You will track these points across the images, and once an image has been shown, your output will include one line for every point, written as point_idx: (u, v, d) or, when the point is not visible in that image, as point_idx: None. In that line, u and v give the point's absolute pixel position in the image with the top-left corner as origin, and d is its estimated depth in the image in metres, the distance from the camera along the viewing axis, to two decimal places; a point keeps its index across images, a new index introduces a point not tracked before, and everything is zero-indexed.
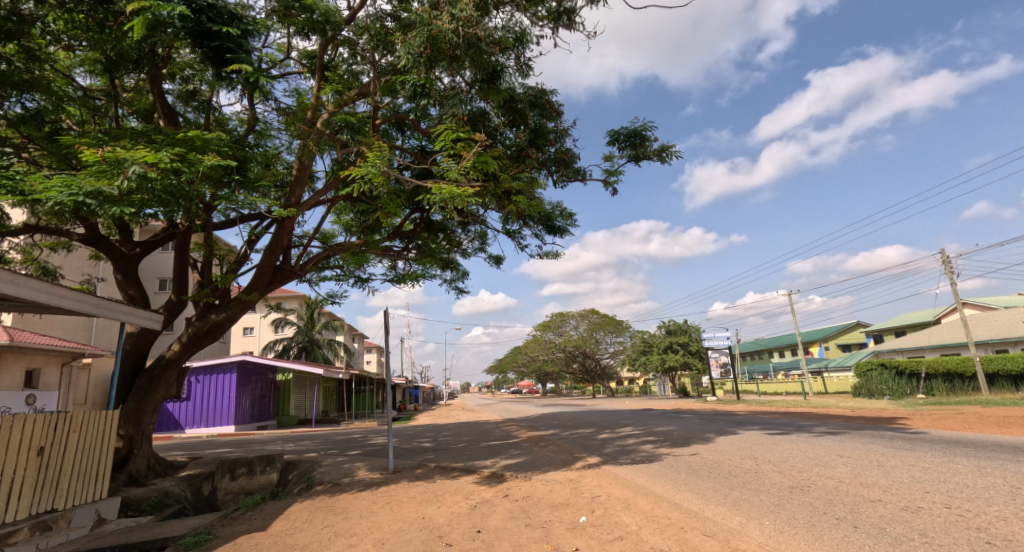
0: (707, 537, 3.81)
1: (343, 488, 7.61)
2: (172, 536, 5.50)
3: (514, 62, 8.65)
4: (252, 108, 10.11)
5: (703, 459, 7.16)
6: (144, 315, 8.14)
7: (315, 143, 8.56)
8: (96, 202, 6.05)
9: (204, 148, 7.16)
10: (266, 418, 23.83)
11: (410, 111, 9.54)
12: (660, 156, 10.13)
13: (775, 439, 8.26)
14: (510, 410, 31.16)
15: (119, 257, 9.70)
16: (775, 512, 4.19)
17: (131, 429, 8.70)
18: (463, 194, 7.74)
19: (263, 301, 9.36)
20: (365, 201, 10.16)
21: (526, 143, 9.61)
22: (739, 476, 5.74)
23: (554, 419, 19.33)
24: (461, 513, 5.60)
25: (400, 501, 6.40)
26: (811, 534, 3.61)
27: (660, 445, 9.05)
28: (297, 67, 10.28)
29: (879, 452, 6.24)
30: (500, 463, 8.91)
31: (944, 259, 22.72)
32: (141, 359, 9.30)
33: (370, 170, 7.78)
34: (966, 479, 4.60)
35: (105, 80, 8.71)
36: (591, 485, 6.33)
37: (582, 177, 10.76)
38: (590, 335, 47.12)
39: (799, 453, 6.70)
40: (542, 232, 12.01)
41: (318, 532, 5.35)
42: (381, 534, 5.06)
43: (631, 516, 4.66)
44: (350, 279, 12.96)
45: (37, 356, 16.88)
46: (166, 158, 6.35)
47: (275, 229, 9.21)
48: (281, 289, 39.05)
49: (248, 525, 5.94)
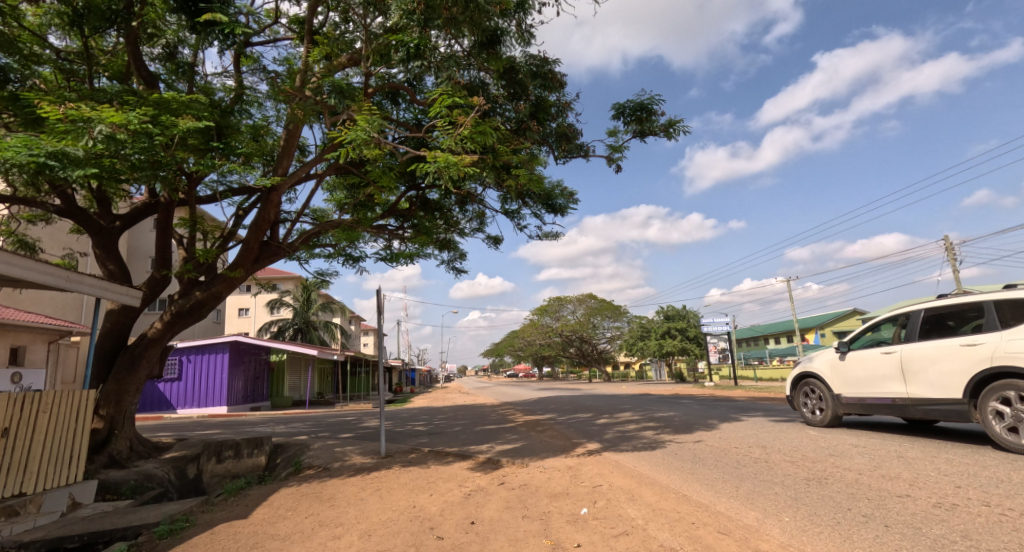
0: (722, 535, 3.47)
1: (333, 472, 7.32)
2: (147, 523, 5.19)
3: (515, 28, 8.23)
4: (238, 75, 9.62)
5: (709, 447, 6.79)
6: (122, 290, 7.71)
7: (302, 110, 8.01)
8: (60, 164, 5.59)
9: (181, 110, 6.69)
10: (259, 400, 23.62)
11: (404, 80, 9.16)
12: (668, 131, 9.67)
13: (782, 427, 7.89)
14: (509, 393, 31.07)
15: (98, 230, 9.23)
16: (794, 507, 3.86)
17: (112, 409, 8.36)
18: (460, 163, 7.18)
19: (249, 278, 8.94)
20: (357, 173, 9.69)
21: (527, 116, 9.17)
22: (749, 466, 5.40)
23: (549, 403, 19.11)
24: (454, 502, 5.30)
25: (390, 488, 6.08)
26: (838, 534, 3.26)
27: (662, 431, 8.78)
28: (286, 33, 9.77)
29: (897, 442, 5.85)
30: (496, 448, 8.62)
31: (949, 246, 22.61)
32: (123, 336, 8.91)
33: (359, 135, 7.35)
34: (998, 472, 4.22)
35: (80, 41, 8.26)
36: (592, 473, 6.02)
37: (585, 153, 10.30)
38: (588, 320, 46.56)
39: (811, 442, 6.35)
40: (542, 211, 11.62)
41: (301, 521, 5.01)
42: (368, 524, 4.74)
43: (636, 509, 4.35)
44: (341, 257, 12.35)
45: (22, 333, 16.49)
46: (137, 119, 5.85)
47: (261, 202, 8.78)
48: (276, 271, 38.53)
49: (229, 513, 5.61)
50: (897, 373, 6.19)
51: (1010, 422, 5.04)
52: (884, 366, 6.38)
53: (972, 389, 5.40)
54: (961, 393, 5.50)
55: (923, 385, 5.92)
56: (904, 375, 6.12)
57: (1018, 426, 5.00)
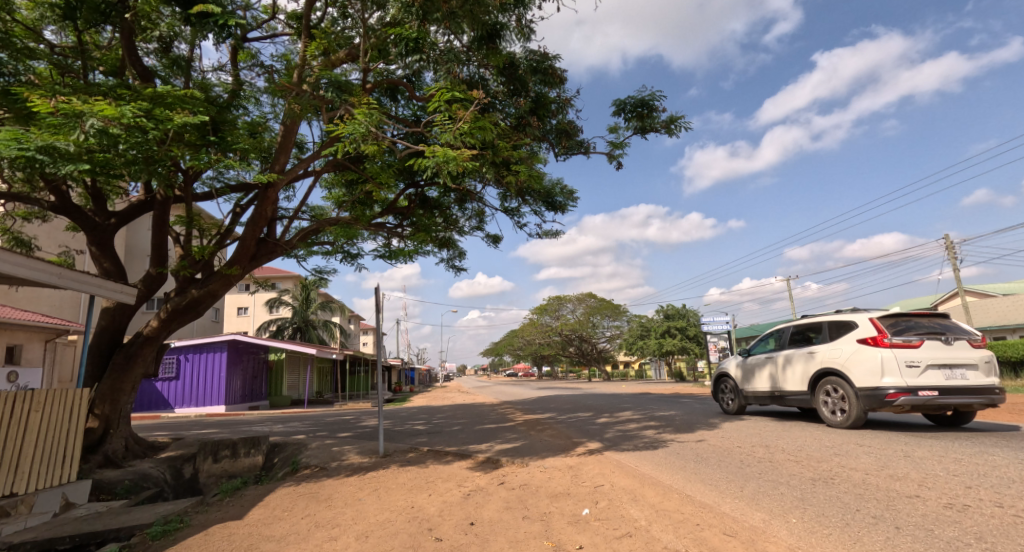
0: (728, 537, 3.38)
1: (330, 472, 7.22)
2: (140, 524, 5.09)
3: (515, 23, 8.14)
4: (235, 71, 9.50)
5: (711, 446, 6.70)
6: (116, 287, 7.59)
7: (299, 104, 7.91)
8: (50, 159, 5.54)
9: (175, 104, 6.60)
10: (257, 399, 23.49)
11: (403, 76, 9.05)
12: (669, 128, 9.57)
13: (785, 426, 7.80)
14: (509, 392, 30.99)
15: (93, 227, 9.13)
16: (801, 508, 3.77)
17: (108, 408, 8.26)
18: (459, 158, 7.08)
19: (246, 276, 8.85)
20: (356, 170, 9.58)
21: (527, 112, 9.06)
22: (753, 466, 5.31)
23: (549, 402, 19.02)
24: (453, 502, 5.20)
25: (388, 489, 5.98)
26: (847, 536, 3.18)
27: (663, 430, 8.68)
28: (283, 29, 9.67)
29: (903, 441, 5.75)
30: (496, 447, 8.52)
31: (949, 244, 22.59)
32: (119, 334, 8.81)
33: (356, 128, 7.25)
34: (1009, 472, 4.13)
35: (75, 36, 8.15)
36: (593, 472, 5.93)
37: (585, 149, 10.19)
38: (587, 319, 46.45)
39: (815, 441, 6.25)
40: (542, 209, 11.53)
41: (297, 522, 4.92)
42: (365, 525, 4.65)
43: (639, 509, 4.26)
44: (339, 255, 12.25)
45: (18, 332, 16.37)
46: (129, 112, 5.74)
47: (258, 199, 8.67)
48: (275, 270, 38.42)
49: (224, 513, 5.51)
50: (773, 373, 8.31)
51: (831, 407, 7.13)
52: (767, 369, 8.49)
53: (814, 383, 7.46)
54: (807, 387, 7.62)
55: (789, 382, 8.00)
56: (779, 376, 8.19)
57: (836, 409, 7.09)
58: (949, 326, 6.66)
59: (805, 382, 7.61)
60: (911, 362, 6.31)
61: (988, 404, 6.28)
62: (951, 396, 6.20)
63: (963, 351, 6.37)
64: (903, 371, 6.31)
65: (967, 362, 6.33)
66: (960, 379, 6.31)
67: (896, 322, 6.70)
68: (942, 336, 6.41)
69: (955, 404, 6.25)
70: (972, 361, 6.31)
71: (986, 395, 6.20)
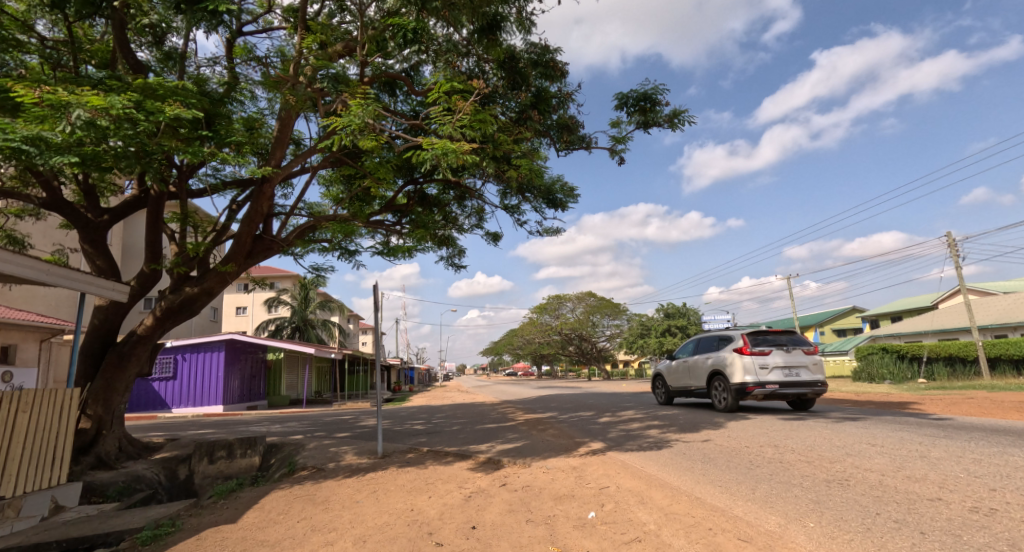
0: (743, 543, 3.22)
1: (328, 473, 7.05)
2: (130, 528, 4.91)
3: (515, 14, 7.98)
4: (230, 65, 9.31)
5: (718, 446, 6.55)
6: (107, 285, 7.39)
7: (294, 96, 7.73)
8: (36, 150, 5.33)
9: (166, 96, 6.44)
10: (256, 399, 23.28)
11: (402, 69, 8.85)
12: (672, 122, 9.40)
13: (792, 425, 7.65)
14: (509, 391, 30.82)
15: (85, 224, 8.93)
16: (818, 512, 3.61)
17: (100, 409, 8.08)
18: (459, 150, 6.91)
19: (241, 273, 8.65)
20: (354, 165, 9.39)
21: (528, 106, 8.86)
22: (763, 467, 5.15)
23: (550, 402, 18.84)
24: (454, 505, 5.04)
25: (387, 490, 5.82)
26: (871, 542, 3.01)
27: (667, 430, 8.50)
28: (279, 23, 9.48)
29: (915, 440, 5.60)
30: (497, 448, 8.35)
31: (951, 242, 22.50)
32: (112, 333, 8.63)
33: (353, 120, 7.06)
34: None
35: (66, 28, 7.97)
36: (597, 473, 5.77)
37: (587, 144, 10.03)
38: (587, 318, 46.21)
39: (825, 441, 6.09)
40: (542, 206, 11.38)
41: (293, 526, 4.75)
42: (363, 529, 4.48)
43: (648, 513, 4.09)
44: (337, 252, 12.07)
45: (12, 332, 16.17)
46: (118, 103, 5.56)
47: (253, 195, 8.48)
48: (273, 270, 38.21)
49: (218, 516, 5.34)
50: (689, 373, 11.19)
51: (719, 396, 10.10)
52: (686, 370, 11.33)
53: (711, 379, 10.42)
54: (706, 381, 10.67)
55: (698, 379, 10.91)
56: (693, 375, 11.05)
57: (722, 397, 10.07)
58: (795, 339, 9.64)
59: (704, 377, 10.62)
60: (763, 364, 9.23)
61: (814, 393, 9.26)
62: (789, 387, 9.13)
63: (799, 356, 9.35)
64: (757, 371, 9.27)
65: (801, 364, 9.29)
66: (796, 376, 9.26)
67: (759, 335, 9.66)
68: (785, 346, 9.37)
69: (792, 392, 9.19)
70: (803, 363, 9.29)
71: (811, 386, 9.17)
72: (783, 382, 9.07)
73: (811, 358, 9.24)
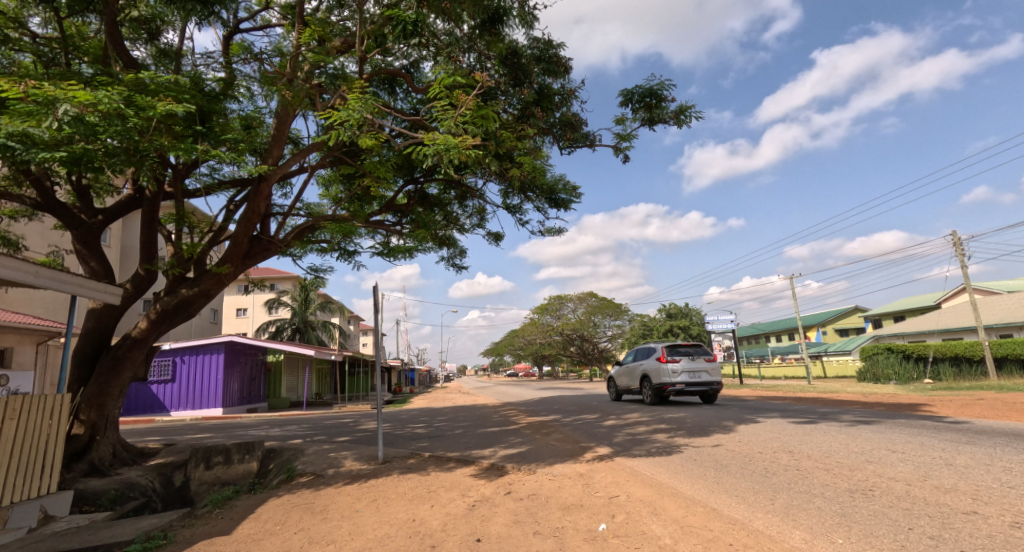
0: None
1: (327, 480, 6.84)
2: (119, 540, 4.70)
3: (519, 8, 7.77)
4: (227, 63, 9.10)
5: (728, 451, 6.34)
6: (100, 287, 7.18)
7: (291, 93, 7.50)
8: (22, 147, 5.18)
9: (156, 91, 6.24)
10: (256, 401, 23.05)
11: (403, 65, 8.62)
12: (678, 118, 9.19)
13: (803, 429, 7.43)
14: (511, 392, 30.61)
15: (79, 225, 8.72)
16: (846, 526, 3.39)
17: (94, 414, 7.89)
18: (461, 145, 6.70)
19: (238, 274, 8.45)
20: (353, 164, 9.18)
21: (531, 102, 8.63)
22: (779, 475, 4.93)
23: (553, 403, 18.63)
24: (457, 515, 4.83)
25: (388, 499, 5.60)
26: None
27: (675, 434, 8.29)
28: (276, 19, 9.26)
29: (937, 446, 5.38)
30: (500, 453, 8.15)
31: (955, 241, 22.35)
32: (106, 336, 8.43)
33: (351, 114, 6.81)
34: None
35: (57, 23, 7.75)
36: (605, 481, 5.55)
37: (591, 142, 9.84)
38: (588, 318, 45.95)
39: (841, 446, 5.87)
40: (545, 206, 11.17)
41: (290, 538, 4.53)
42: (363, 541, 4.26)
43: (663, 526, 3.87)
44: (336, 253, 11.87)
45: (8, 335, 15.97)
46: (106, 98, 5.34)
47: (251, 194, 8.28)
48: (274, 272, 38.04)
49: (212, 527, 5.13)
50: (627, 374, 13.95)
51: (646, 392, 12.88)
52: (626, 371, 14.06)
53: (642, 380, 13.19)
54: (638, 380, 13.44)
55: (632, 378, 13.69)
56: (630, 375, 13.80)
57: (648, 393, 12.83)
58: (703, 350, 12.33)
59: (637, 378, 13.39)
60: (674, 370, 11.98)
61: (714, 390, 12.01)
62: (693, 385, 11.91)
63: (703, 362, 12.06)
64: (670, 374, 11.98)
65: (704, 368, 12.00)
66: (701, 377, 12.02)
67: (676, 347, 12.32)
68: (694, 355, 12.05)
69: (697, 390, 11.97)
70: (706, 369, 12.00)
71: (710, 386, 11.95)
72: (688, 383, 11.81)
73: (711, 365, 11.92)
